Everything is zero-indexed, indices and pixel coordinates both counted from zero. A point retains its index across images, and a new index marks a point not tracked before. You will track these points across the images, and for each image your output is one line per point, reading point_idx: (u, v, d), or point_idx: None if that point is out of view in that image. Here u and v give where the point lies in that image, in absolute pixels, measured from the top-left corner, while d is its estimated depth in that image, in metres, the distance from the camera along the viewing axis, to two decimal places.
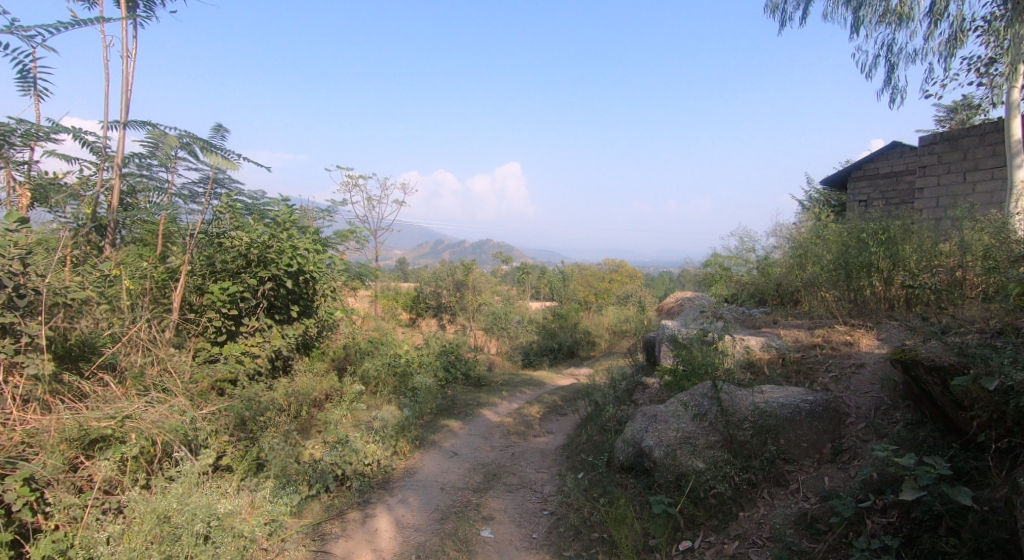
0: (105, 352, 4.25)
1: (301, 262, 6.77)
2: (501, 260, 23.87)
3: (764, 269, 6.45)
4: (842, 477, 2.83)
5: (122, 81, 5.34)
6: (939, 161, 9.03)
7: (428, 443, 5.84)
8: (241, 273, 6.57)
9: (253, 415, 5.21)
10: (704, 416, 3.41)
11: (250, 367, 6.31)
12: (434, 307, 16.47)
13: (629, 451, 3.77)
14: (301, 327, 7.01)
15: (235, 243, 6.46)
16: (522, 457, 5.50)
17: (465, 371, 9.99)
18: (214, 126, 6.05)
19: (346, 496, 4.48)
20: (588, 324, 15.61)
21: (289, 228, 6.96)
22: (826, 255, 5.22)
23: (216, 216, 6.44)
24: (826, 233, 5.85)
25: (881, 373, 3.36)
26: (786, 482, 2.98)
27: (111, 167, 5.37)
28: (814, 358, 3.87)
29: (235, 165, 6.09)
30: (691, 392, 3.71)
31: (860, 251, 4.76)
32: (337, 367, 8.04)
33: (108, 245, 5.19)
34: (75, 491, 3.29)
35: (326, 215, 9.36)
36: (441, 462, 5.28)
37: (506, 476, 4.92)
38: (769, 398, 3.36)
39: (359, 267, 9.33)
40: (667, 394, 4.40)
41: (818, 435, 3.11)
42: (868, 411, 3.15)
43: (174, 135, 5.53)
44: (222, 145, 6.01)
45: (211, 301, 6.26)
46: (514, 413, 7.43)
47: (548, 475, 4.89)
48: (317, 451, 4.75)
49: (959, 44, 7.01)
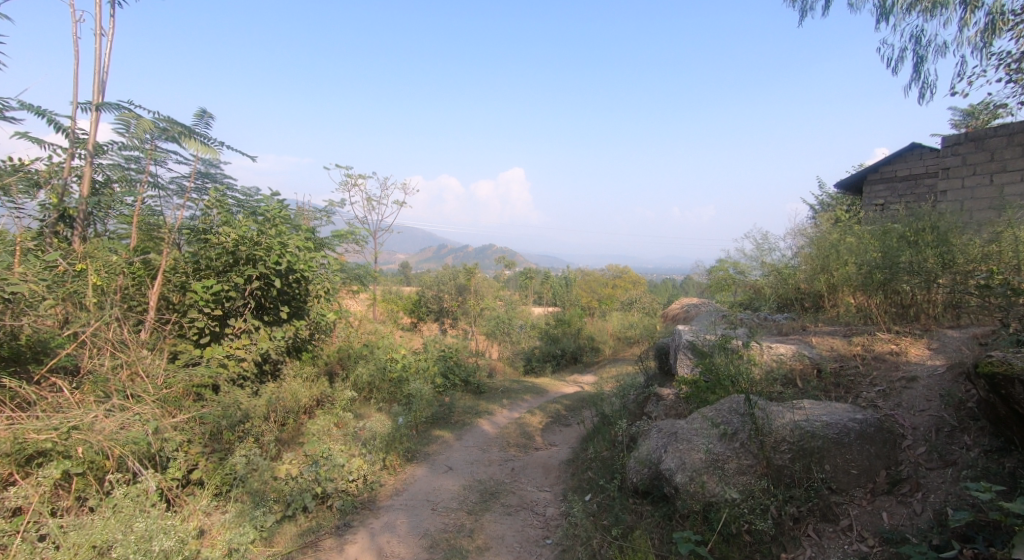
0: (59, 353, 3.91)
1: (292, 260, 6.41)
2: (503, 265, 23.46)
3: (785, 272, 6.01)
4: (905, 515, 2.40)
5: (96, 62, 4.99)
6: (963, 162, 8.52)
7: (420, 457, 5.42)
8: (227, 271, 6.18)
9: (230, 424, 4.84)
10: (733, 435, 2.90)
11: (234, 371, 5.89)
12: (436, 311, 16.00)
13: (642, 473, 3.32)
14: (291, 329, 6.63)
15: (221, 240, 6.02)
16: (522, 473, 5.06)
17: (465, 377, 9.55)
18: (198, 112, 5.68)
19: (326, 517, 4.04)
20: (592, 330, 15.16)
21: (279, 226, 6.57)
22: (857, 258, 4.78)
23: (204, 212, 6.05)
24: (854, 233, 5.41)
25: (939, 389, 2.91)
26: (836, 517, 2.54)
27: (80, 154, 4.96)
28: (856, 370, 3.41)
29: (213, 152, 5.66)
30: (717, 406, 3.22)
31: (899, 250, 4.28)
32: (329, 372, 7.62)
33: (77, 237, 4.89)
34: (7, 515, 2.88)
35: (322, 215, 8.99)
36: (434, 478, 4.84)
37: (504, 495, 4.49)
38: (810, 414, 2.88)
39: (356, 268, 8.96)
40: (686, 408, 3.95)
41: (871, 461, 2.65)
42: (928, 432, 2.71)
43: (149, 120, 5.14)
44: (204, 132, 5.60)
45: (192, 301, 5.87)
46: (514, 423, 6.99)
47: (551, 495, 4.44)
48: (296, 466, 4.32)
49: (995, 35, 6.58)
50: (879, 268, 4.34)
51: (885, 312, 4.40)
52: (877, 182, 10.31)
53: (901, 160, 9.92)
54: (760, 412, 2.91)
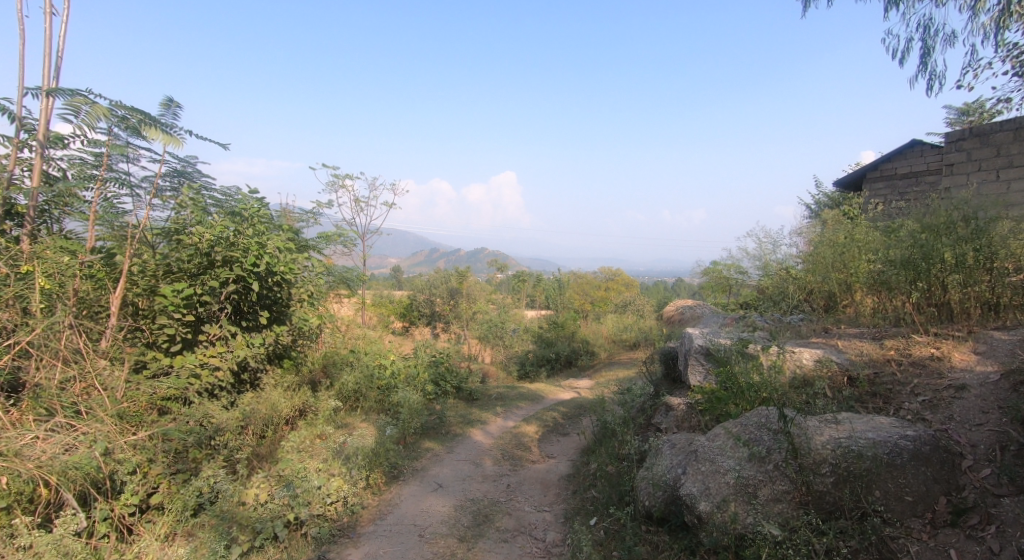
0: None
1: (271, 262, 5.97)
2: (495, 268, 23.07)
3: (796, 271, 5.67)
4: (978, 553, 2.09)
5: (47, 43, 4.54)
6: (968, 158, 8.22)
7: (407, 473, 5.00)
8: (200, 275, 5.75)
9: (197, 441, 4.42)
10: (765, 457, 2.55)
11: (207, 382, 5.45)
12: (427, 315, 15.58)
13: (656, 497, 2.95)
14: (270, 335, 6.19)
15: (194, 240, 5.60)
16: (519, 490, 4.66)
17: (457, 384, 9.12)
18: (164, 101, 5.24)
19: (300, 547, 3.61)
20: (586, 334, 14.77)
21: (258, 226, 6.18)
22: (878, 254, 4.43)
23: (175, 212, 5.67)
24: (869, 229, 5.08)
25: (998, 401, 2.63)
26: (893, 555, 2.20)
27: (29, 146, 4.53)
28: (892, 378, 3.07)
29: (178, 142, 5.00)
30: (742, 419, 2.85)
31: (925, 237, 3.90)
32: (312, 380, 7.19)
33: (26, 235, 4.54)
34: None
35: (307, 216, 8.57)
36: (422, 498, 4.45)
37: (500, 517, 4.09)
38: (853, 430, 2.53)
39: (342, 270, 8.53)
40: (704, 421, 3.57)
41: (929, 486, 2.32)
42: (991, 452, 2.43)
43: (104, 106, 4.44)
44: (167, 120, 4.90)
45: (161, 306, 5.41)
46: (509, 433, 6.58)
47: (551, 517, 4.05)
48: (266, 490, 3.92)
49: (1008, 20, 6.28)
50: (903, 255, 3.96)
51: (920, 309, 4.01)
52: (876, 181, 10.08)
53: (900, 157, 9.70)
54: (796, 430, 2.56)
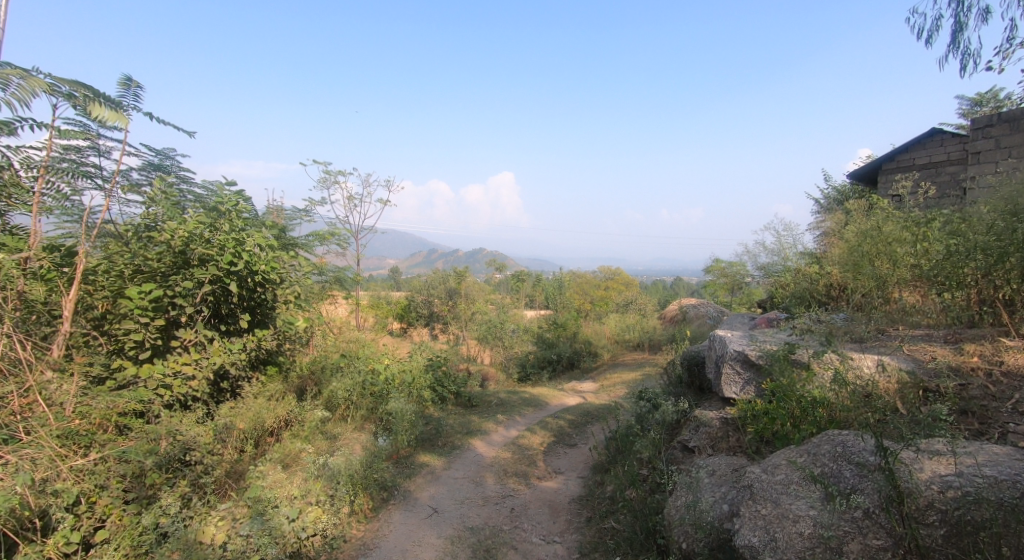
0: None
1: (250, 260, 5.40)
2: (495, 268, 22.50)
3: (828, 264, 5.15)
4: None
5: None
6: (996, 145, 7.63)
7: (399, 495, 4.46)
8: (171, 274, 5.14)
9: (160, 462, 3.87)
10: (851, 503, 2.23)
11: (179, 393, 4.88)
12: (425, 317, 15.07)
13: (699, 541, 2.59)
14: (251, 340, 5.61)
15: (163, 236, 5.02)
16: (525, 514, 4.12)
17: (456, 389, 8.56)
18: (122, 80, 4.69)
19: None
20: (588, 335, 14.19)
21: (237, 220, 5.53)
22: (940, 245, 3.87)
23: (146, 206, 5.08)
24: (920, 217, 4.51)
25: None
26: None
27: None
28: (983, 392, 2.74)
29: (128, 121, 4.42)
30: (814, 452, 2.50)
31: (1018, 222, 3.31)
32: (299, 388, 6.61)
33: None
34: None
35: (298, 214, 8.01)
36: (415, 526, 3.93)
37: (502, 550, 3.57)
38: (964, 469, 2.16)
39: (336, 270, 7.96)
40: (753, 443, 3.05)
41: None
42: None
43: (42, 79, 3.86)
44: (112, 95, 4.34)
45: (126, 309, 4.80)
46: (513, 444, 6.03)
47: (562, 551, 3.52)
48: (228, 525, 3.38)
49: None
50: (990, 243, 3.36)
51: (1009, 307, 3.43)
52: (894, 172, 9.52)
53: (919, 147, 9.15)
54: (902, 468, 2.22)
